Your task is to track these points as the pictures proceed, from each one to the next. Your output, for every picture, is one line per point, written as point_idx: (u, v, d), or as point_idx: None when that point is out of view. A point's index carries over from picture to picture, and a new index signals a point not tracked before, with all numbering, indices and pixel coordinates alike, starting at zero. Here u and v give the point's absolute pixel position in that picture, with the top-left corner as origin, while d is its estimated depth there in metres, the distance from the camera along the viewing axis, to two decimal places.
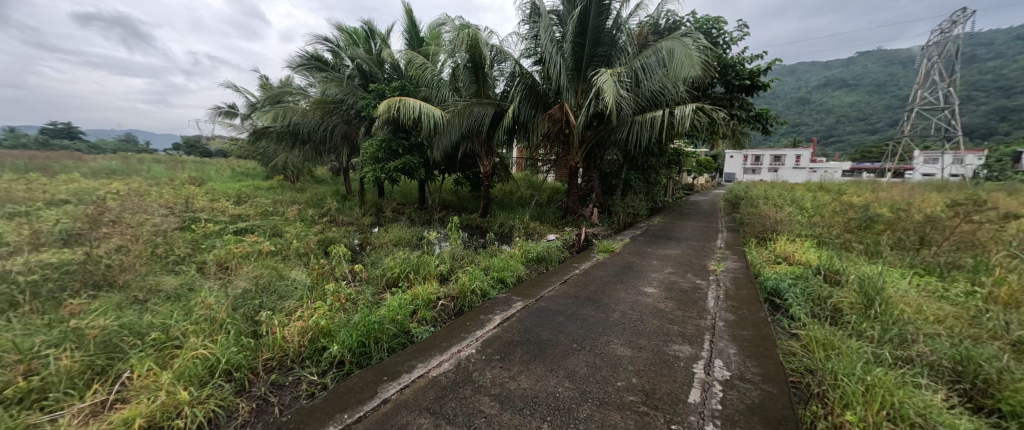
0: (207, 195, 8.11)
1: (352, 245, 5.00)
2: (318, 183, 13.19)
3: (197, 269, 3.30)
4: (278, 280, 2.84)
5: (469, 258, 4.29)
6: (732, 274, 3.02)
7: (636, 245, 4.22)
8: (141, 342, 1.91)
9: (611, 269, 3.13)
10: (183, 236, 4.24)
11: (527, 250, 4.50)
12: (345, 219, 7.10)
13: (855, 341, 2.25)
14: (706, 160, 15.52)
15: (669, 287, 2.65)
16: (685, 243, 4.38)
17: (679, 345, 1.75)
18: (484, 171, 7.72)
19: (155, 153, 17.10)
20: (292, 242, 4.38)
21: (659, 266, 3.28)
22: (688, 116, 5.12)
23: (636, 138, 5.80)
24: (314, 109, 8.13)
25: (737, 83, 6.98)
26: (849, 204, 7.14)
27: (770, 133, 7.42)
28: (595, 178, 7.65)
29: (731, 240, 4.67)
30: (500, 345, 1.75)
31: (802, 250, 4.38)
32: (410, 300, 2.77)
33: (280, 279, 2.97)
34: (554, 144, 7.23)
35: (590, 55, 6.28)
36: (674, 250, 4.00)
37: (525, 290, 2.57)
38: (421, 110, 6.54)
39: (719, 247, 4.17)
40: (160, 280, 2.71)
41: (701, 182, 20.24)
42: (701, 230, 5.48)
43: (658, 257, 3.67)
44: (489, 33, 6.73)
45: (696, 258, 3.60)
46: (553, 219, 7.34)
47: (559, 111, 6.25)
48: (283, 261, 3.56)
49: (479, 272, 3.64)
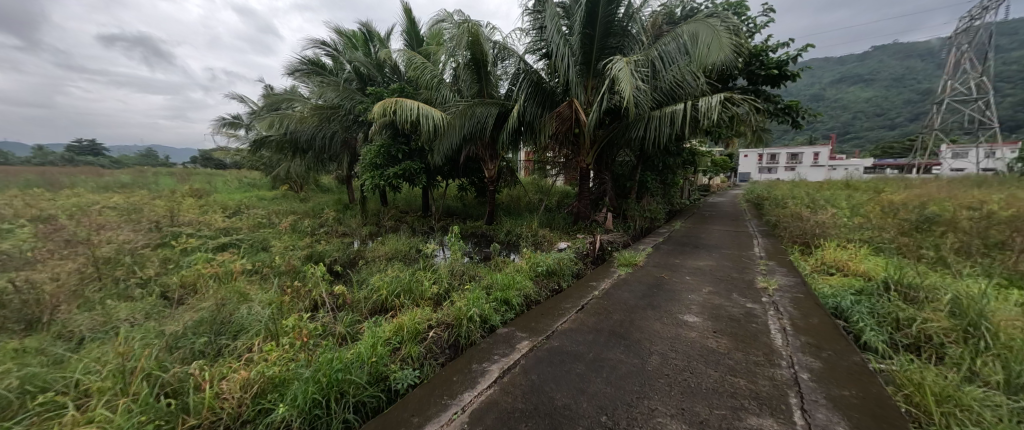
0: (205, 207, 7.86)
1: (345, 260, 4.57)
2: (323, 192, 12.94)
3: (158, 297, 2.90)
4: (237, 309, 2.42)
5: (470, 273, 3.80)
6: (788, 294, 2.46)
7: (661, 256, 3.67)
8: (29, 409, 1.48)
9: (638, 288, 2.59)
10: (158, 254, 3.86)
11: (535, 262, 3.99)
12: (344, 230, 6.72)
13: (979, 391, 1.68)
14: (722, 160, 14.85)
15: (714, 313, 2.11)
16: (716, 251, 3.82)
17: (755, 417, 1.22)
18: (489, 176, 7.24)
19: (167, 166, 17.23)
20: (276, 257, 3.97)
21: (692, 282, 2.74)
22: (714, 108, 4.56)
23: (654, 135, 5.24)
24: (311, 115, 7.81)
25: (762, 73, 6.38)
26: (892, 203, 6.44)
27: (801, 127, 6.70)
28: (607, 181, 7.11)
29: (770, 247, 4.08)
30: (496, 419, 1.25)
31: (856, 257, 3.77)
32: (393, 333, 2.30)
33: (244, 306, 2.53)
34: (562, 145, 6.73)
35: (600, 47, 5.79)
36: (705, 261, 3.44)
37: (532, 321, 2.05)
38: (420, 111, 6.08)
39: (758, 257, 3.60)
40: (100, 313, 2.30)
41: (717, 183, 19.51)
42: (730, 235, 4.90)
43: (688, 270, 3.12)
44: (491, 28, 6.29)
45: (734, 271, 3.05)
46: (563, 225, 6.82)
47: (568, 108, 5.69)
48: (257, 284, 3.13)
49: (480, 291, 3.15)
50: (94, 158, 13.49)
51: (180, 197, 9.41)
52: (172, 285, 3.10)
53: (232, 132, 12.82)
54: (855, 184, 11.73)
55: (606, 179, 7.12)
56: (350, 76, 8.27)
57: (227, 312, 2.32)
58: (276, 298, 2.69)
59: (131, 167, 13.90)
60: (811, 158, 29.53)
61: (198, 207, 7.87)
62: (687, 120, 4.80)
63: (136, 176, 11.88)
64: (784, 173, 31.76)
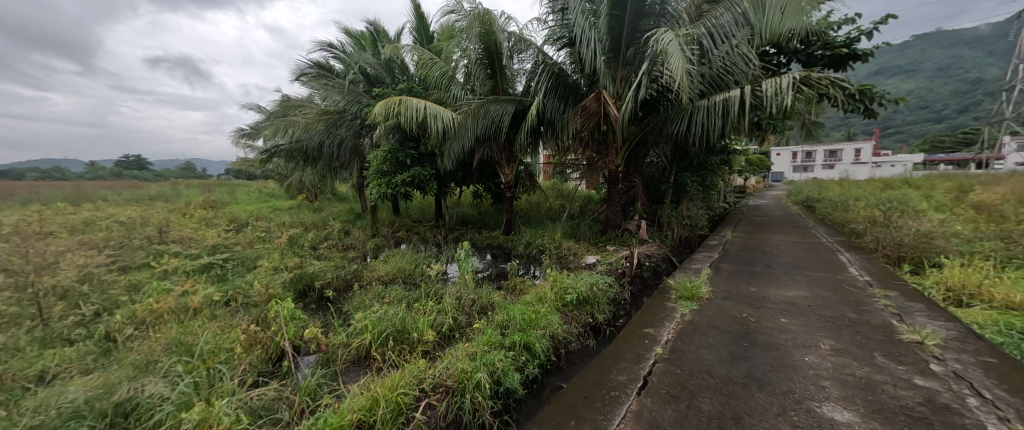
0: (213, 220, 7.53)
1: (339, 284, 3.93)
2: (338, 201, 12.62)
3: (92, 347, 2.32)
4: (154, 377, 1.79)
5: (481, 305, 3.05)
6: (966, 355, 1.59)
7: (729, 283, 2.79)
8: None
9: (719, 343, 1.78)
10: (123, 280, 3.33)
11: (562, 288, 3.19)
12: (349, 244, 6.16)
13: None
14: (759, 159, 13.61)
15: (870, 404, 1.30)
16: (802, 275, 2.91)
17: None
18: (506, 182, 6.52)
19: (197, 178, 17.62)
20: (255, 283, 3.36)
21: (797, 331, 1.88)
22: (785, 92, 3.65)
23: (702, 129, 4.42)
24: (317, 120, 7.35)
25: (827, 52, 5.36)
26: (996, 203, 5.25)
27: (877, 116, 5.48)
28: (639, 185, 6.25)
29: (869, 267, 3.13)
30: None
31: (999, 282, 2.77)
32: (363, 414, 1.63)
33: (168, 368, 1.91)
34: (588, 145, 5.93)
35: (632, 30, 4.97)
36: (795, 291, 2.54)
37: (574, 414, 1.37)
38: (427, 112, 5.42)
39: (861, 282, 2.70)
40: None
41: (753, 184, 18.13)
42: (802, 249, 3.96)
43: (779, 307, 2.26)
44: (506, 18, 5.57)
45: (847, 310, 2.16)
46: (590, 236, 6.00)
47: (596, 102, 4.87)
48: (215, 328, 2.51)
49: (492, 334, 2.43)
50: (130, 170, 13.85)
51: (193, 209, 9.21)
52: (114, 327, 2.52)
53: (249, 142, 12.70)
54: (919, 181, 10.29)
55: (638, 182, 6.26)
56: (357, 78, 7.77)
57: (136, 384, 1.68)
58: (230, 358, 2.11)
59: (162, 179, 14.19)
60: (852, 154, 27.39)
61: (207, 219, 7.56)
62: (747, 108, 3.95)
63: (158, 187, 11.92)
64: (821, 171, 29.67)
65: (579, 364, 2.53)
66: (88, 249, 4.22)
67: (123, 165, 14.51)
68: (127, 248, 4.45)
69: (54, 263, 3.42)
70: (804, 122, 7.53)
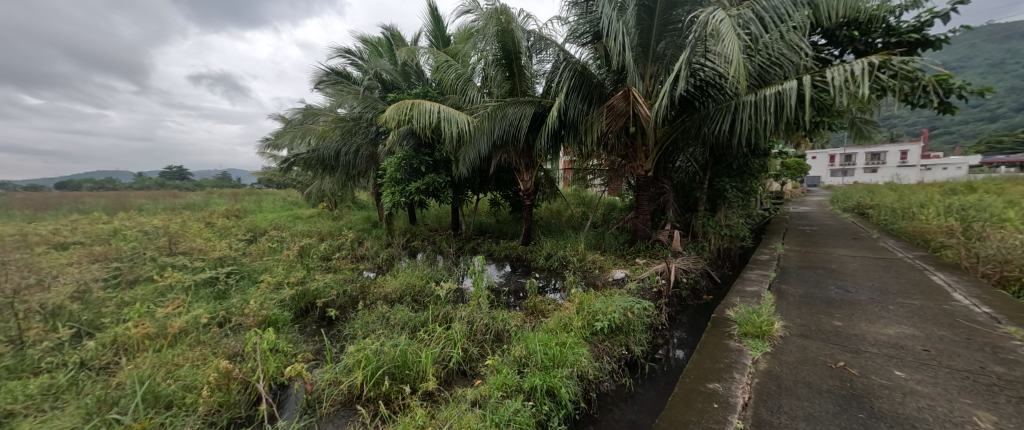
0: (232, 229, 7.48)
1: (344, 302, 3.59)
2: (358, 209, 12.50)
3: (57, 378, 2.02)
4: None
5: (495, 332, 2.65)
6: None
7: (803, 314, 2.27)
8: None
9: (822, 412, 1.40)
10: (116, 298, 3.10)
11: (591, 313, 2.71)
12: (360, 255, 5.86)
13: None
14: (798, 162, 12.55)
15: None
16: (895, 305, 2.33)
17: None
18: (525, 189, 6.09)
19: (228, 185, 18.18)
20: (250, 301, 3.06)
21: (931, 395, 1.44)
22: (864, 79, 3.01)
23: (749, 128, 3.87)
24: (332, 128, 7.19)
25: (894, 39, 4.64)
26: None
27: (958, 110, 4.63)
28: (669, 191, 5.64)
29: (980, 294, 2.49)
30: None
31: None
32: None
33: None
34: (613, 148, 5.43)
35: (663, 23, 4.43)
36: (897, 329, 1.99)
37: None
38: (441, 115, 5.09)
39: (983, 316, 2.10)
40: None
41: (791, 189, 16.80)
42: (879, 269, 3.32)
43: (886, 352, 1.76)
44: (525, 16, 5.16)
45: (985, 361, 1.62)
46: (616, 247, 5.48)
47: (624, 101, 4.35)
48: (194, 359, 2.21)
49: (506, 377, 2.02)
50: (167, 180, 14.38)
51: (217, 217, 9.32)
52: (88, 354, 2.24)
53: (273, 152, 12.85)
54: (986, 185, 9.09)
55: (668, 188, 5.65)
56: (372, 84, 7.56)
57: None
58: (184, 409, 1.85)
59: (197, 188, 14.66)
60: (898, 157, 25.37)
61: (227, 228, 7.53)
62: (807, 101, 3.37)
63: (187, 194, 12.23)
64: (863, 175, 27.62)
65: (614, 412, 2.06)
66: (98, 261, 4.10)
67: (163, 175, 15.06)
68: (137, 260, 4.31)
69: (53, 277, 3.25)
70: (855, 120, 6.71)
